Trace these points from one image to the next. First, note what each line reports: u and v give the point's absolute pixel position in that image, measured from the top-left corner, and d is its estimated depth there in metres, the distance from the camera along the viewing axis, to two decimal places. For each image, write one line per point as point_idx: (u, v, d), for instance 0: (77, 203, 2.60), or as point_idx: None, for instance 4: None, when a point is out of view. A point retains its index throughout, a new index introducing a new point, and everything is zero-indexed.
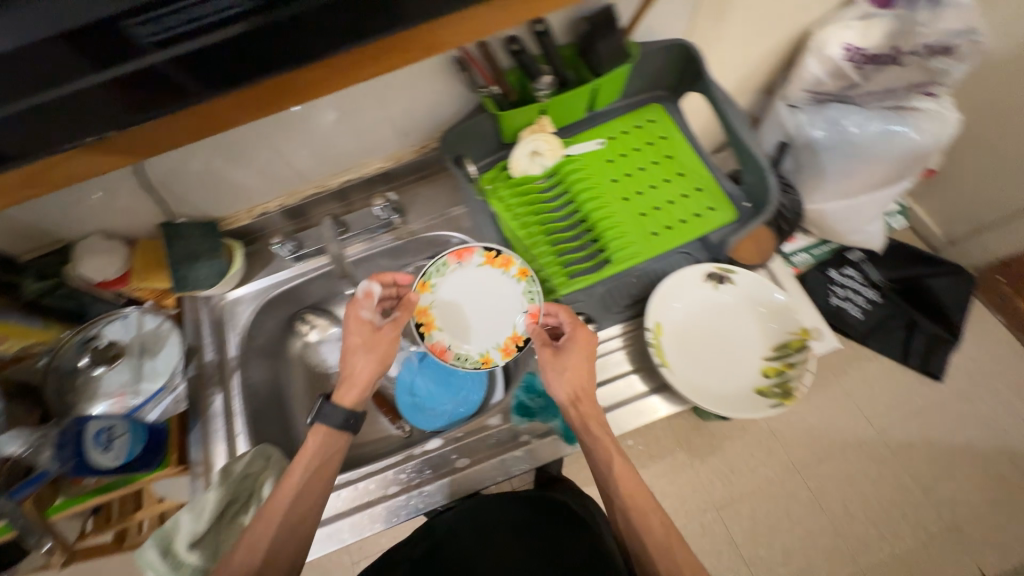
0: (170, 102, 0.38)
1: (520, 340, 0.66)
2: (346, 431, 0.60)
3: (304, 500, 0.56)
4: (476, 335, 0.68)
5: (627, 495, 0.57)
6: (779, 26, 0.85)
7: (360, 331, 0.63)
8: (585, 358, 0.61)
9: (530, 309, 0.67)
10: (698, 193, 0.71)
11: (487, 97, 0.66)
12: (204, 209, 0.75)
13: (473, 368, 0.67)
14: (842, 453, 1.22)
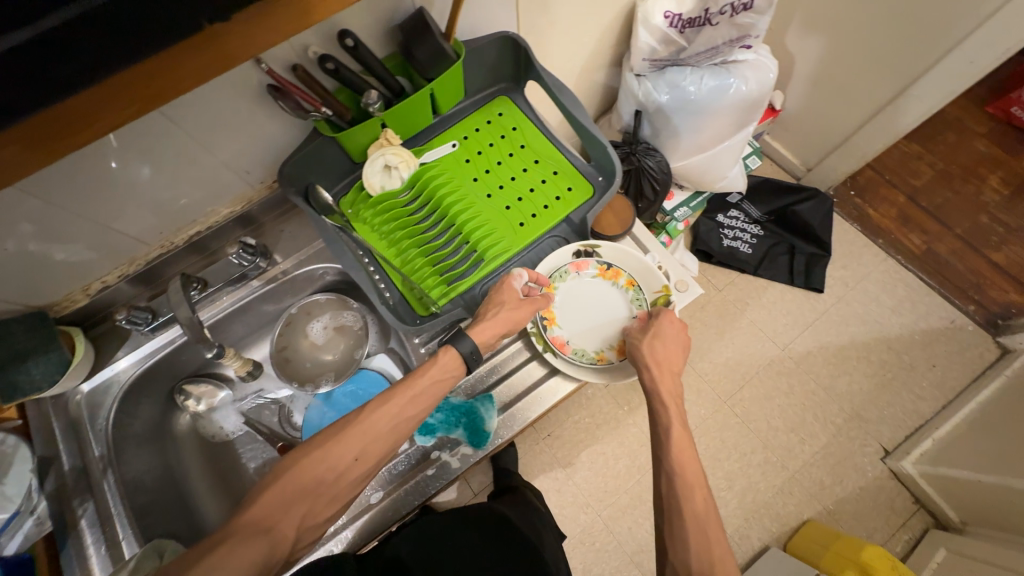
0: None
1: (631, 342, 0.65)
2: (466, 362, 0.59)
3: (408, 416, 0.55)
4: (589, 336, 0.66)
5: (679, 460, 0.53)
6: (606, 3, 0.87)
7: (511, 295, 0.61)
8: (675, 338, 0.62)
9: (638, 314, 0.66)
10: (556, 177, 0.73)
11: (318, 120, 0.62)
12: (23, 302, 0.65)
13: (589, 366, 0.63)
14: (758, 377, 1.34)
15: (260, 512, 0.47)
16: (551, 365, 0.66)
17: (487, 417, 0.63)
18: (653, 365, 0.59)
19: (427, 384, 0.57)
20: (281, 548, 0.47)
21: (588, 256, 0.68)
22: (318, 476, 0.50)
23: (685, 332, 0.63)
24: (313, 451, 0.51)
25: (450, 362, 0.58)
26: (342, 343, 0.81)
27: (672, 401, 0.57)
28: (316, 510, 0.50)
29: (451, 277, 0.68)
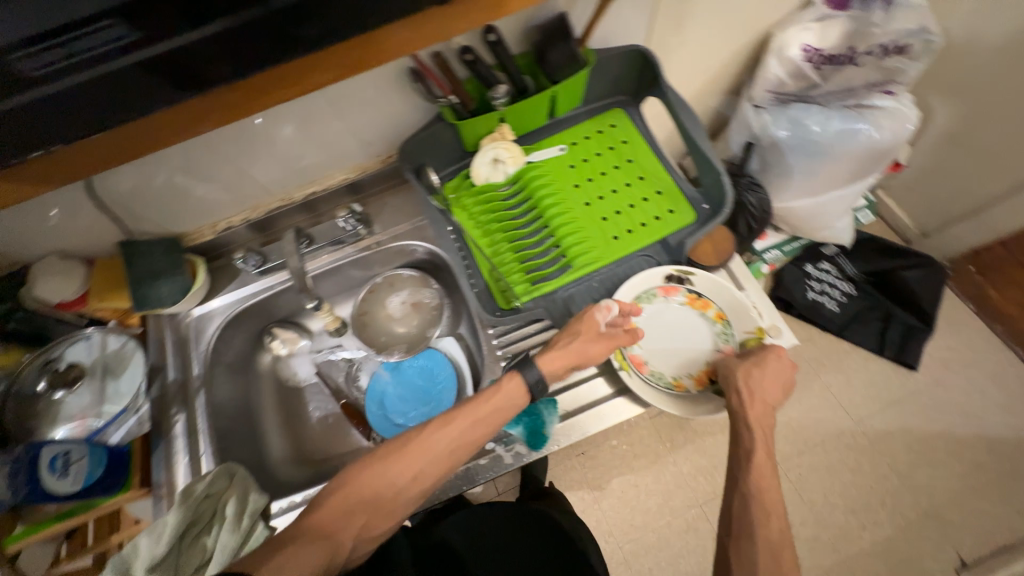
0: (101, 122, 0.37)
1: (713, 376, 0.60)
2: (530, 391, 0.58)
3: (467, 442, 0.56)
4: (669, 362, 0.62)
5: (758, 488, 0.52)
6: (739, 29, 0.85)
7: (592, 329, 0.59)
8: (776, 372, 0.58)
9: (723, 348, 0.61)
10: (659, 197, 0.71)
11: (445, 105, 0.65)
12: (166, 227, 0.74)
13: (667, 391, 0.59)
14: (823, 445, 1.23)
15: (322, 519, 0.52)
16: (618, 384, 0.64)
17: (547, 420, 0.61)
18: (747, 391, 0.57)
19: (488, 410, 0.57)
20: (338, 556, 0.51)
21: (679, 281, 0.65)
22: (376, 489, 0.54)
23: (787, 365, 0.58)
24: (372, 469, 0.55)
25: (511, 393, 0.58)
26: (416, 319, 0.84)
27: (759, 429, 0.55)
28: (373, 524, 0.54)
29: (537, 275, 0.68)
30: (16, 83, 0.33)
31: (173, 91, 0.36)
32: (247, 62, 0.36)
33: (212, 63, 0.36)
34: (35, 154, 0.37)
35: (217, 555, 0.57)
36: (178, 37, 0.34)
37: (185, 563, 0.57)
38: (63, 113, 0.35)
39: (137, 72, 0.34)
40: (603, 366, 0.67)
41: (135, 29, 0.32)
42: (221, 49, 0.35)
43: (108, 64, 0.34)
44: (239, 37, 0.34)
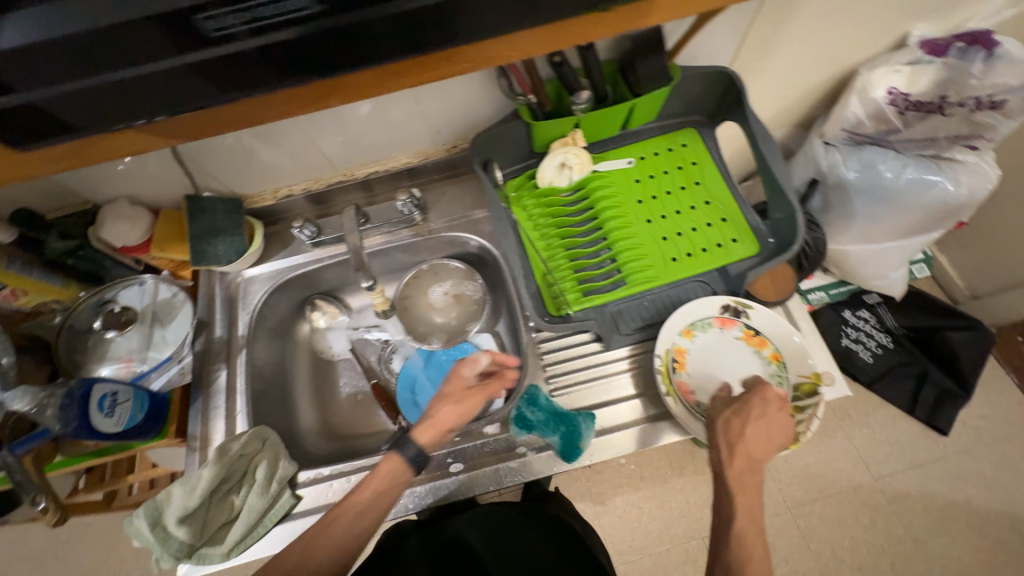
0: (243, 89, 0.38)
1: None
2: (410, 465, 0.58)
3: (358, 524, 0.56)
4: (718, 394, 0.60)
5: (740, 558, 0.45)
6: (825, 63, 0.82)
7: (454, 385, 0.62)
8: (763, 413, 0.51)
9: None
10: (723, 224, 0.70)
11: (523, 104, 0.65)
12: (230, 186, 0.75)
13: (711, 425, 0.57)
14: (837, 497, 1.19)
15: None
16: (658, 409, 0.64)
17: (584, 433, 0.60)
18: (731, 443, 0.51)
19: (372, 494, 0.57)
20: None
21: (735, 314, 0.63)
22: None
23: (784, 411, 0.51)
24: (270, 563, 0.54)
25: (392, 471, 0.58)
26: (456, 311, 0.84)
27: (741, 490, 0.48)
28: None
29: (589, 287, 0.67)
30: (177, 44, 0.34)
31: (313, 70, 0.37)
32: (384, 49, 0.37)
33: (355, 48, 0.36)
34: (174, 113, 0.39)
35: (244, 514, 0.58)
36: (331, 20, 0.34)
37: (212, 518, 0.58)
38: (207, 77, 0.36)
39: (284, 47, 0.35)
40: (644, 388, 0.65)
41: (293, 9, 0.33)
42: (366, 35, 0.35)
43: (262, 36, 0.34)
44: (387, 25, 0.35)
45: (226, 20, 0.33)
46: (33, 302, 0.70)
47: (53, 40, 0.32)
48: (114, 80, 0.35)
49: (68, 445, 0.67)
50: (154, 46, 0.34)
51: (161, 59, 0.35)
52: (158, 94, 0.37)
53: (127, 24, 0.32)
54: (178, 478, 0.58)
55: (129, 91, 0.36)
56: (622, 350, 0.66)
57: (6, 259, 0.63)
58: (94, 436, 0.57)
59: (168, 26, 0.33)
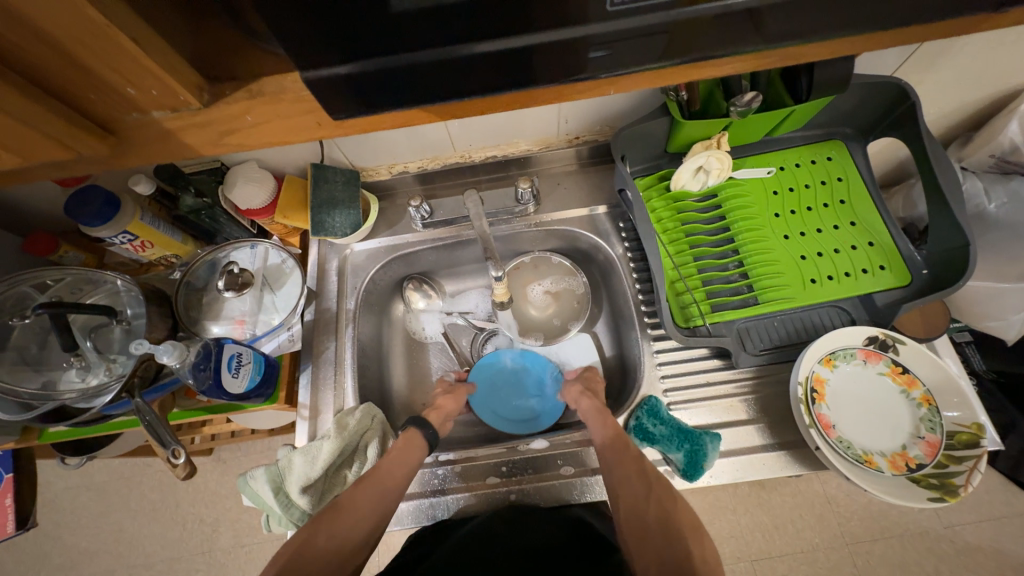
0: (405, 103, 0.30)
1: (914, 464, 0.54)
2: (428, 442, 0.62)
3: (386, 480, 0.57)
4: (862, 432, 0.56)
5: (619, 469, 0.57)
6: (994, 85, 0.74)
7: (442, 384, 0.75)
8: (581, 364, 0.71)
9: (927, 438, 0.55)
10: (869, 248, 0.65)
11: (672, 100, 0.61)
12: (352, 158, 0.74)
13: (856, 464, 0.54)
14: (901, 539, 1.13)
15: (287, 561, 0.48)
16: (781, 438, 0.61)
17: (709, 454, 0.58)
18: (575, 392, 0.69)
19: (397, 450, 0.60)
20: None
21: (882, 348, 0.59)
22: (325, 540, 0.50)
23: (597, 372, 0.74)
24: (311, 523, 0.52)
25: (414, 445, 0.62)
26: (555, 308, 0.82)
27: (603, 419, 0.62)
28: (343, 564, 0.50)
29: (718, 301, 0.64)
30: (332, 52, 0.26)
31: (472, 91, 0.30)
32: (599, 66, 0.30)
33: (537, 71, 0.30)
34: (329, 121, 0.31)
35: None
36: (543, 36, 0.27)
37: (329, 491, 0.58)
38: (353, 93, 0.29)
39: (457, 66, 0.28)
40: (766, 413, 0.63)
41: (490, 19, 0.26)
42: (581, 57, 0.29)
43: (456, 48, 0.27)
44: (598, 40, 0.28)
45: (398, 26, 0.25)
46: (155, 255, 0.71)
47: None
48: (338, 76, 0.27)
49: (183, 397, 0.69)
50: (294, 52, 0.25)
51: (305, 67, 0.26)
52: (381, 94, 0.29)
53: (278, 26, 0.24)
54: (297, 446, 0.59)
55: (349, 88, 0.28)
56: (748, 370, 0.63)
57: (141, 211, 0.64)
58: (223, 394, 0.58)
59: (329, 30, 0.25)
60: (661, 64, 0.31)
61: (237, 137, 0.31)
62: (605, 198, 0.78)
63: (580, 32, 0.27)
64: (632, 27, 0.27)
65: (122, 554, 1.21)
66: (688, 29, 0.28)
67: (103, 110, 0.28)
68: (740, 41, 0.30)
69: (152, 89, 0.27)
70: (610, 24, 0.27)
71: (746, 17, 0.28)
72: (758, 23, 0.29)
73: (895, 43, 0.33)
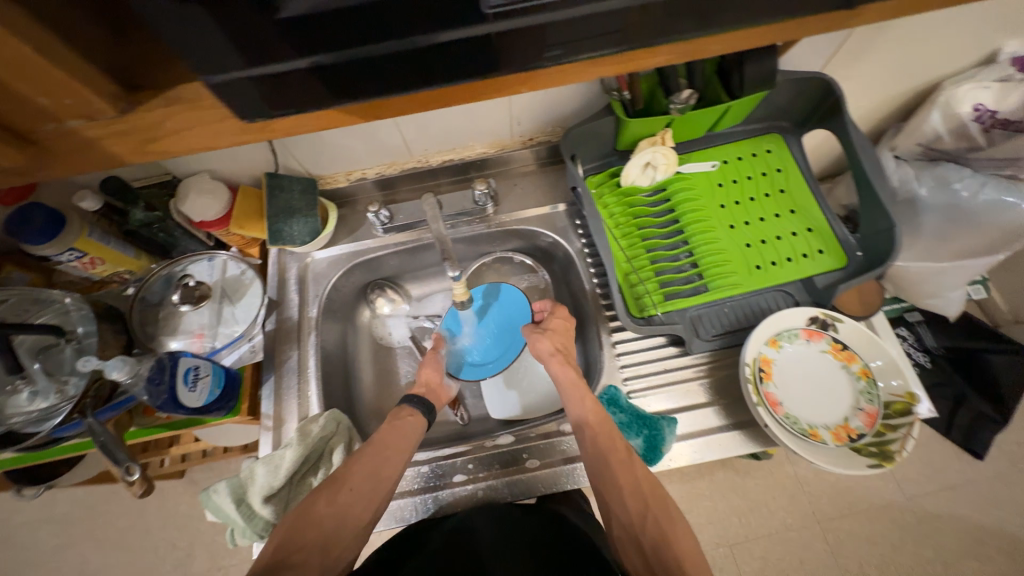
0: (331, 101, 0.33)
1: (855, 434, 0.57)
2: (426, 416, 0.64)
3: (384, 464, 0.57)
4: (807, 407, 0.59)
5: (612, 481, 0.56)
6: (914, 79, 0.80)
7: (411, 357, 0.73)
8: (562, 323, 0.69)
9: (866, 409, 0.58)
10: (808, 234, 0.68)
11: (617, 100, 0.64)
12: (308, 167, 0.75)
13: (801, 437, 0.57)
14: (867, 514, 1.15)
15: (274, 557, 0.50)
16: (736, 418, 0.64)
17: (667, 437, 0.60)
18: (560, 383, 0.64)
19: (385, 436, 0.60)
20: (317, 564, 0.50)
21: (823, 327, 0.62)
22: (318, 530, 0.52)
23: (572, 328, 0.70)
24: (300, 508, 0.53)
25: (414, 424, 0.62)
26: None
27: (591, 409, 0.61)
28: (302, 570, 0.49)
29: (670, 291, 0.67)
30: (235, 60, 0.28)
31: (383, 89, 0.32)
32: (500, 63, 0.32)
33: (445, 66, 0.32)
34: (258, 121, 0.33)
35: None
36: (460, 31, 0.29)
37: (294, 500, 0.58)
38: (266, 95, 0.30)
39: (362, 67, 0.30)
40: (720, 395, 0.65)
41: (384, 23, 0.28)
42: (496, 50, 0.31)
43: (376, 47, 0.29)
44: (491, 40, 0.30)
45: (295, 32, 0.27)
46: (106, 272, 0.70)
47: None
48: (266, 75, 0.29)
49: (140, 415, 0.67)
50: (195, 62, 0.27)
51: (208, 74, 0.28)
52: (308, 90, 0.31)
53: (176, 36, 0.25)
54: (259, 456, 0.58)
55: (274, 86, 0.30)
56: (700, 355, 0.65)
57: (88, 226, 0.63)
58: (179, 410, 0.58)
59: (225, 40, 0.26)
60: (573, 58, 0.33)
61: (165, 144, 0.32)
62: (562, 196, 0.80)
63: (489, 29, 0.29)
64: (532, 24, 0.30)
65: None
66: (575, 30, 0.31)
67: (23, 122, 0.29)
68: (630, 37, 0.32)
69: (66, 98, 0.27)
70: (511, 22, 0.29)
71: (631, 17, 0.31)
72: (653, 18, 0.31)
73: (776, 38, 0.36)
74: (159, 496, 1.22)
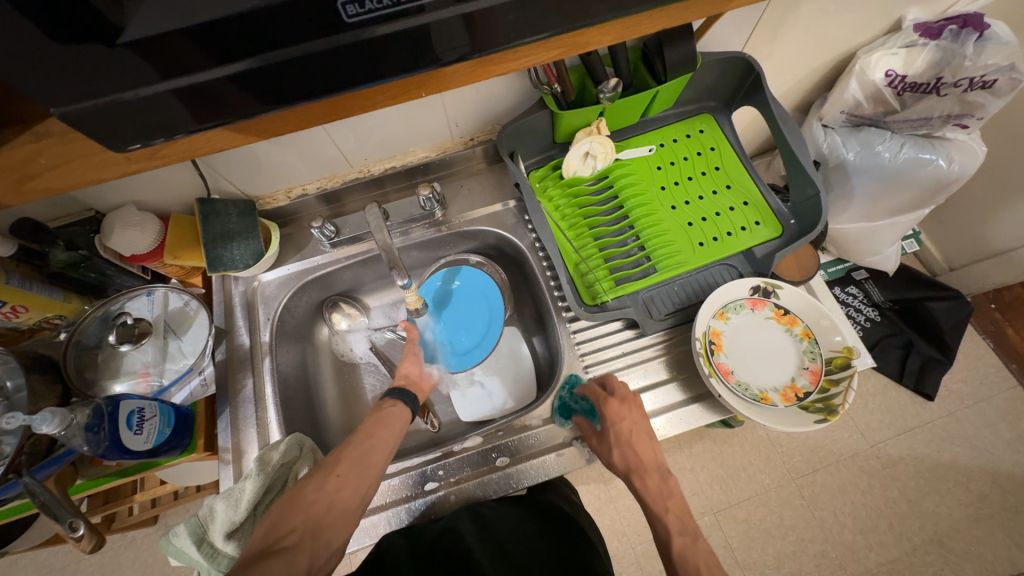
0: (231, 114, 0.32)
1: (802, 393, 0.60)
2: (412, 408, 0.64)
3: (369, 452, 0.57)
4: (757, 373, 0.62)
5: None
6: (831, 52, 0.83)
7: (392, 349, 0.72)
8: (624, 429, 0.59)
9: (810, 367, 0.62)
10: (744, 208, 0.71)
11: (548, 94, 0.63)
12: (243, 189, 0.72)
13: (753, 402, 0.59)
14: (836, 465, 1.21)
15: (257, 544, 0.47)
16: (695, 391, 0.66)
17: None
18: (652, 507, 0.57)
19: (370, 424, 0.60)
20: (296, 563, 0.46)
21: (765, 295, 0.65)
22: (305, 513, 0.50)
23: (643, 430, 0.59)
24: (282, 499, 0.51)
25: (398, 413, 0.62)
26: None
27: (677, 541, 0.54)
28: None
29: (620, 276, 0.68)
30: (92, 87, 0.27)
31: (262, 106, 0.32)
32: (387, 68, 0.32)
33: (346, 72, 0.32)
34: (165, 139, 0.33)
35: None
36: (351, 36, 0.29)
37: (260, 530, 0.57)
38: (145, 120, 0.30)
39: (227, 86, 0.30)
40: (678, 371, 0.67)
41: (240, 40, 0.28)
42: (390, 55, 0.31)
43: (274, 53, 0.29)
44: (360, 49, 0.30)
45: (157, 52, 0.27)
46: (32, 319, 0.65)
47: (38, 27, 0.24)
48: (160, 93, 0.29)
49: (87, 467, 0.64)
50: (39, 94, 0.27)
51: (62, 105, 0.28)
52: (208, 105, 0.31)
53: (12, 71, 0.25)
54: (219, 492, 0.56)
55: (173, 105, 0.30)
56: (656, 335, 0.67)
57: (5, 274, 0.58)
58: (126, 455, 0.55)
59: (75, 67, 0.26)
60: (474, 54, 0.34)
61: (41, 179, 0.34)
62: (509, 193, 0.80)
63: (381, 32, 0.29)
64: (424, 25, 0.30)
65: None
66: (444, 32, 0.31)
67: None
68: (517, 33, 0.33)
69: None
70: (402, 23, 0.29)
71: (524, 12, 0.31)
72: (545, 9, 0.32)
73: (660, 23, 0.37)
74: (133, 545, 1.16)
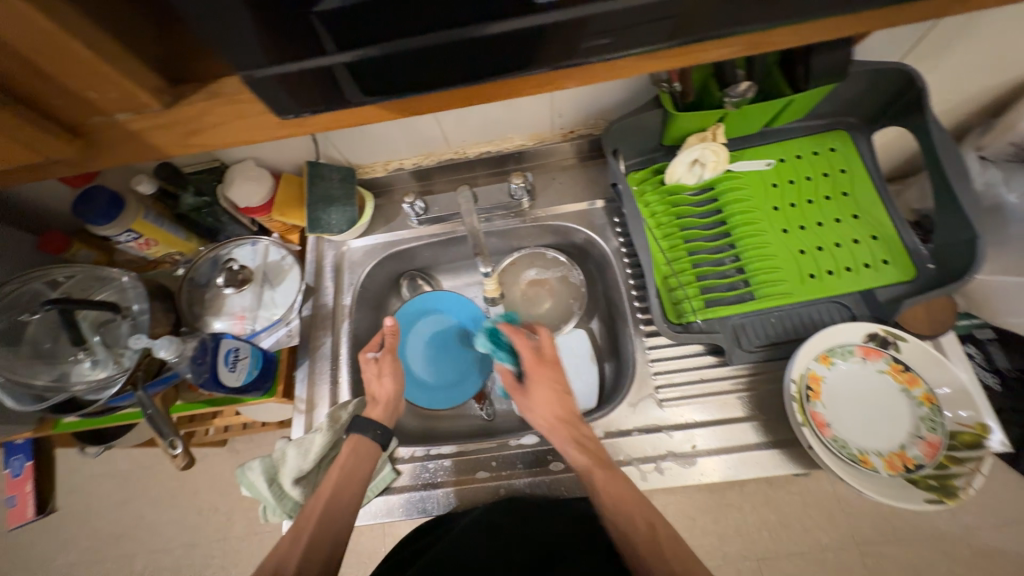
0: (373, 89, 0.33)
1: (912, 464, 0.52)
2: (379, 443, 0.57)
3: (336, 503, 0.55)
4: (859, 430, 0.55)
5: None
6: (1012, 71, 0.70)
7: (366, 367, 0.62)
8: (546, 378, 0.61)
9: (927, 437, 0.53)
10: (871, 242, 0.63)
11: (665, 92, 0.59)
12: (348, 157, 0.76)
13: (851, 463, 0.53)
14: (914, 541, 1.07)
15: None
16: (777, 436, 0.60)
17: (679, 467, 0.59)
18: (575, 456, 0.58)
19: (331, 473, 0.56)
20: None
21: (882, 345, 0.57)
22: None
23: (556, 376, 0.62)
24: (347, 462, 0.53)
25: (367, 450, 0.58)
26: (548, 301, 0.80)
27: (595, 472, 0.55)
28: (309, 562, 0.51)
29: (711, 296, 0.63)
30: (256, 58, 0.29)
31: (405, 86, 0.34)
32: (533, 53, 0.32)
33: (490, 55, 0.32)
34: (304, 111, 0.35)
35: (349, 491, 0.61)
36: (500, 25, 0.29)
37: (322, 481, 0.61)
38: (296, 91, 0.32)
39: (372, 64, 0.31)
40: (760, 410, 0.61)
41: (402, 20, 0.29)
42: (532, 42, 0.31)
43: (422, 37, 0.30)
44: (503, 37, 0.30)
45: (320, 28, 0.28)
46: (160, 253, 0.73)
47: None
48: (311, 68, 0.31)
49: (185, 391, 0.71)
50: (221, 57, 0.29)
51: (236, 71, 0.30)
52: (348, 82, 0.33)
53: (203, 35, 0.27)
54: (291, 439, 0.61)
55: (314, 80, 0.32)
56: (741, 366, 0.61)
57: (144, 210, 0.66)
58: (219, 388, 0.60)
59: (247, 39, 0.28)
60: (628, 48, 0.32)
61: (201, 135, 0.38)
62: (601, 192, 0.77)
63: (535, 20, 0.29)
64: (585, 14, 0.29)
65: (143, 539, 1.26)
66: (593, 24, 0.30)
67: (73, 116, 0.36)
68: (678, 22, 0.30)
69: (115, 93, 0.34)
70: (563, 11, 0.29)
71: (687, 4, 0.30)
72: None
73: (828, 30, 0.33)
74: (206, 461, 1.30)
